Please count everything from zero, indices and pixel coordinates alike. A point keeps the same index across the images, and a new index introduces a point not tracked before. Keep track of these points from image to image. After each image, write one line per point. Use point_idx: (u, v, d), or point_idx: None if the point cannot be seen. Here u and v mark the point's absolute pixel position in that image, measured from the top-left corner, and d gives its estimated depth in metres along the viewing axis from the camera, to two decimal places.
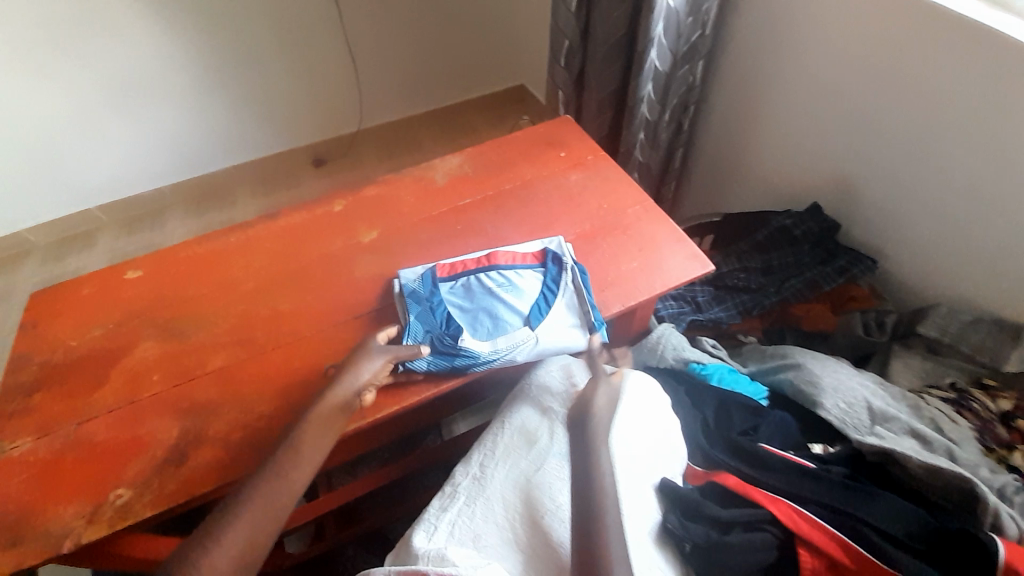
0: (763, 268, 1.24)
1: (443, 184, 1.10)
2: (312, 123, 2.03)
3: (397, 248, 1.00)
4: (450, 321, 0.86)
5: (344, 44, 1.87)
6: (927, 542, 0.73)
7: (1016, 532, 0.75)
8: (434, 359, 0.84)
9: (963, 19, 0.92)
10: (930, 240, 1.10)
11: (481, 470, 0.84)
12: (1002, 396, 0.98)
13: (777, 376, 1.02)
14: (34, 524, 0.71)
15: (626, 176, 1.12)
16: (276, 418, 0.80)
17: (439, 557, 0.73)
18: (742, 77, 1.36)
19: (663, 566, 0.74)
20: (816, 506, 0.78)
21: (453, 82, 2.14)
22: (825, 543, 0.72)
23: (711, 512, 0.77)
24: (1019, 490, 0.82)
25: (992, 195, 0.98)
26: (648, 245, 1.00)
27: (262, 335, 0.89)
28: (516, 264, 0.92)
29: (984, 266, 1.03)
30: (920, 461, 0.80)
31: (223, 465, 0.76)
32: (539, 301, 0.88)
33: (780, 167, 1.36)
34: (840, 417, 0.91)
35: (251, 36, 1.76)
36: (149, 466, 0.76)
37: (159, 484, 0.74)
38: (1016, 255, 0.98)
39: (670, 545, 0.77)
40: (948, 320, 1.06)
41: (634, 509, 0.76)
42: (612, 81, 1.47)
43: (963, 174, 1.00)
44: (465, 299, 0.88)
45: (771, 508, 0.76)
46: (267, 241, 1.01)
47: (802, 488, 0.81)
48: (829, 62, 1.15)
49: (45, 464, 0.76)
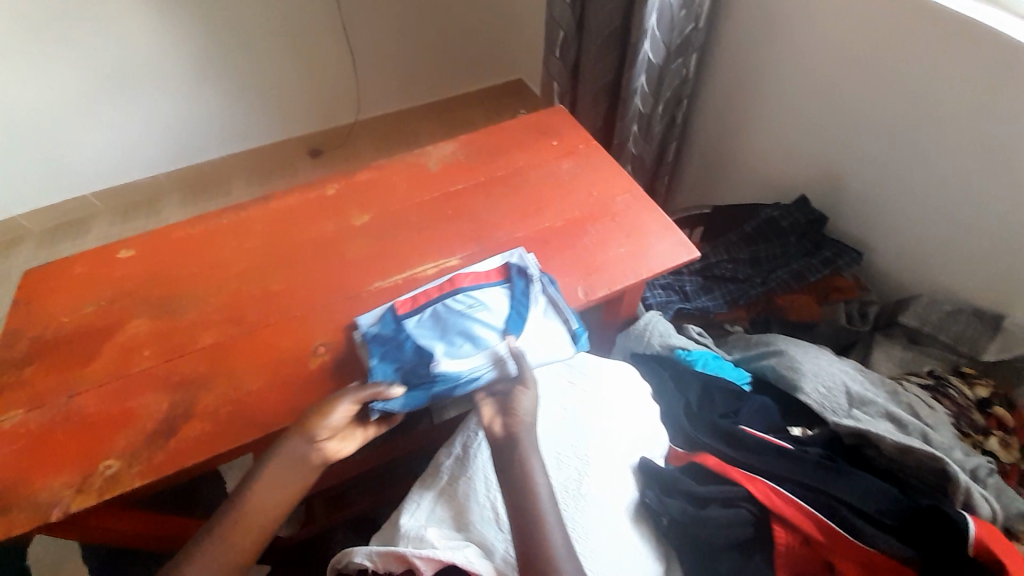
0: (750, 259, 1.26)
1: (435, 171, 1.11)
2: (308, 112, 2.03)
3: (389, 233, 1.01)
4: (422, 354, 0.82)
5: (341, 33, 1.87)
6: (898, 518, 0.76)
7: (986, 510, 0.78)
8: (408, 395, 0.78)
9: (949, 13, 0.94)
10: (914, 232, 1.12)
11: (463, 450, 0.86)
12: (979, 383, 1.00)
13: (760, 362, 1.04)
14: (24, 493, 0.73)
15: (617, 165, 1.13)
16: (265, 395, 0.81)
17: (418, 538, 0.75)
18: (735, 70, 1.37)
19: (639, 542, 0.77)
20: (792, 484, 0.81)
21: (451, 74, 2.14)
22: (799, 518, 0.75)
23: (688, 488, 0.79)
24: (990, 471, 0.85)
25: (974, 188, 1.00)
26: (636, 233, 1.02)
27: (253, 315, 0.90)
28: (480, 283, 0.89)
29: (964, 257, 1.05)
30: (893, 441, 0.82)
31: (211, 439, 0.77)
32: (512, 314, 0.86)
33: (770, 159, 1.37)
34: (819, 401, 0.93)
35: (249, 24, 1.76)
36: (138, 439, 0.77)
37: (148, 456, 0.76)
38: (994, 246, 1.00)
39: (648, 520, 0.80)
40: (929, 310, 1.09)
41: (611, 485, 0.80)
42: (606, 72, 1.48)
43: (947, 167, 1.02)
44: (436, 328, 0.85)
45: (747, 486, 0.79)
46: (260, 224, 1.02)
47: (779, 468, 0.83)
48: (820, 56, 1.17)
49: (35, 435, 0.78)
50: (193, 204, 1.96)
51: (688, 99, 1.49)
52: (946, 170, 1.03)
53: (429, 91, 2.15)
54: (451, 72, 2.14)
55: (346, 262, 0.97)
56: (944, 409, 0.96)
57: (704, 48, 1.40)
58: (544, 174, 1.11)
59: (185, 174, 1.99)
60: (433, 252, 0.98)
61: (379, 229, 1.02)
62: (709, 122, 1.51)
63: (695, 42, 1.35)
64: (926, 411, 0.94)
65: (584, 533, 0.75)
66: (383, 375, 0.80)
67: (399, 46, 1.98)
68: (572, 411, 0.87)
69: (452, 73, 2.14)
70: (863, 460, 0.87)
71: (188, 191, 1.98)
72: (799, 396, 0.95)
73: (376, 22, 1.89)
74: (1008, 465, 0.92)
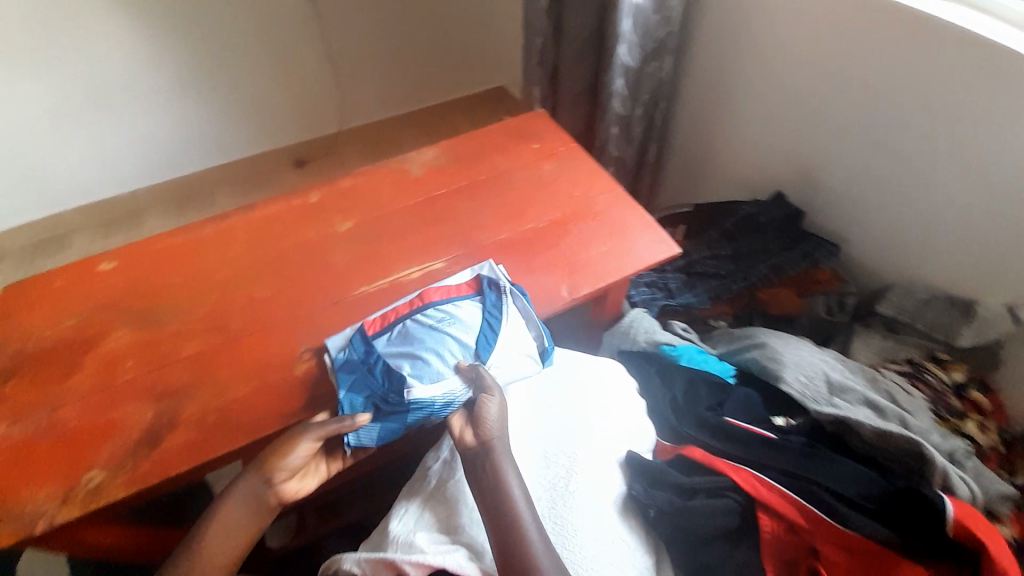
0: (731, 255, 1.28)
1: (418, 176, 1.12)
2: (292, 122, 2.03)
3: (373, 237, 1.02)
4: (392, 378, 0.80)
5: (322, 44, 1.89)
6: (879, 502, 0.77)
7: (963, 492, 0.80)
8: (380, 425, 0.78)
9: (906, 11, 0.98)
10: (886, 223, 1.15)
11: (451, 453, 0.87)
12: (954, 368, 1.03)
13: (742, 355, 1.05)
14: (9, 505, 0.72)
15: (596, 166, 1.15)
16: (251, 400, 0.81)
17: (406, 544, 0.75)
18: (710, 71, 1.41)
19: (629, 536, 0.78)
20: (776, 472, 0.83)
21: (434, 82, 2.16)
22: (783, 506, 0.77)
23: (674, 479, 0.81)
24: (966, 453, 0.87)
25: (940, 178, 1.04)
26: (617, 231, 1.03)
27: (239, 323, 0.90)
28: (451, 296, 0.88)
29: (933, 245, 1.09)
30: (871, 426, 0.85)
31: (197, 446, 0.77)
32: (484, 329, 0.85)
33: (747, 157, 1.41)
34: (801, 390, 0.95)
35: (230, 36, 1.77)
36: (122, 448, 0.77)
37: (133, 465, 0.75)
38: (963, 233, 1.03)
39: (636, 513, 0.81)
40: (904, 299, 1.12)
41: (599, 480, 0.81)
42: (586, 76, 1.51)
43: (914, 158, 1.06)
44: (403, 348, 0.82)
45: (733, 476, 0.80)
46: (243, 232, 1.02)
47: (763, 457, 0.85)
48: (789, 56, 1.20)
49: (18, 448, 0.77)
50: (175, 215, 1.93)
51: (667, 101, 1.52)
52: (914, 161, 1.06)
53: (412, 98, 2.16)
54: (434, 80, 2.16)
55: (330, 268, 0.97)
56: (922, 395, 0.99)
57: (679, 50, 1.44)
58: (526, 177, 1.12)
59: (169, 186, 1.98)
60: (418, 255, 0.99)
61: (364, 234, 1.03)
62: (688, 123, 1.54)
63: (668, 45, 1.38)
64: (904, 397, 0.96)
65: (574, 528, 0.76)
66: (351, 401, 0.79)
67: (381, 55, 2.00)
68: (558, 411, 0.88)
69: (435, 81, 2.16)
70: (845, 446, 0.88)
71: (170, 201, 1.95)
72: (780, 386, 0.96)
73: (358, 31, 1.91)
74: (985, 447, 0.95)
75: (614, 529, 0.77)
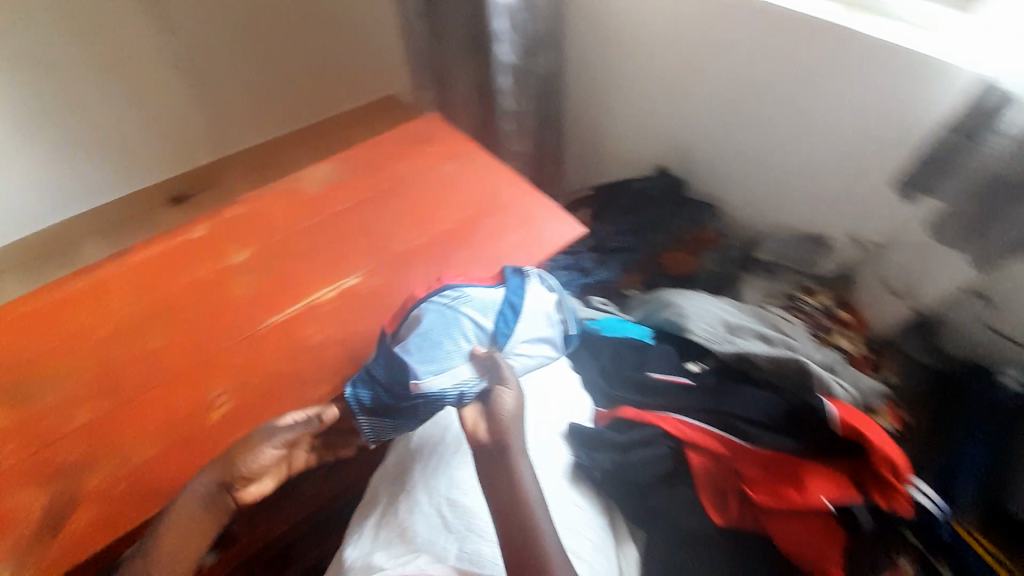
0: (632, 228, 1.40)
1: (316, 193, 1.09)
2: (166, 155, 1.86)
3: (276, 263, 0.97)
4: (401, 362, 0.80)
5: (188, 66, 1.74)
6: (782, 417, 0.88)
7: (843, 394, 0.94)
8: (384, 421, 0.78)
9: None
10: (751, 179, 1.32)
11: (401, 466, 0.88)
12: (821, 293, 1.21)
13: (654, 316, 1.16)
14: None
15: (495, 160, 1.19)
16: (163, 458, 0.74)
17: (366, 565, 0.75)
18: (585, 61, 1.52)
19: (581, 499, 0.85)
20: (696, 412, 0.92)
21: (320, 96, 2.05)
22: (706, 440, 0.86)
23: (611, 438, 0.88)
24: (840, 362, 1.03)
25: (784, 134, 1.21)
26: (525, 218, 1.08)
27: (138, 378, 0.82)
28: (472, 281, 0.93)
29: (790, 192, 1.26)
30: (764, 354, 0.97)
31: (109, 521, 0.69)
32: (505, 310, 0.89)
33: (631, 137, 1.53)
34: (705, 336, 1.07)
35: (73, 67, 1.58)
36: (13, 544, 0.67)
37: (30, 559, 0.66)
38: (809, 178, 1.21)
39: (584, 478, 0.88)
40: (778, 241, 1.30)
41: (544, 457, 0.87)
42: (474, 76, 1.56)
43: (762, 119, 1.23)
44: (427, 327, 0.84)
45: (661, 424, 0.89)
46: (126, 279, 0.93)
47: (683, 401, 0.94)
48: (648, 40, 1.33)
49: None
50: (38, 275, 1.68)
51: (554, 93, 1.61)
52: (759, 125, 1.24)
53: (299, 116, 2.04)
54: (320, 94, 2.05)
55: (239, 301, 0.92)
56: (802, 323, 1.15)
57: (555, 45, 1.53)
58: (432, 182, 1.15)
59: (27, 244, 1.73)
60: (328, 274, 0.96)
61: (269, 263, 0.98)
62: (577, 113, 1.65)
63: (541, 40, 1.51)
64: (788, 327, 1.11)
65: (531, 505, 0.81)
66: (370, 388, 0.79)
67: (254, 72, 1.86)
68: None
69: (321, 95, 2.05)
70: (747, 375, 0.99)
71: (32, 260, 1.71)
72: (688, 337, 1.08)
73: (224, 51, 1.78)
74: (855, 353, 1.13)
75: (568, 498, 0.83)
